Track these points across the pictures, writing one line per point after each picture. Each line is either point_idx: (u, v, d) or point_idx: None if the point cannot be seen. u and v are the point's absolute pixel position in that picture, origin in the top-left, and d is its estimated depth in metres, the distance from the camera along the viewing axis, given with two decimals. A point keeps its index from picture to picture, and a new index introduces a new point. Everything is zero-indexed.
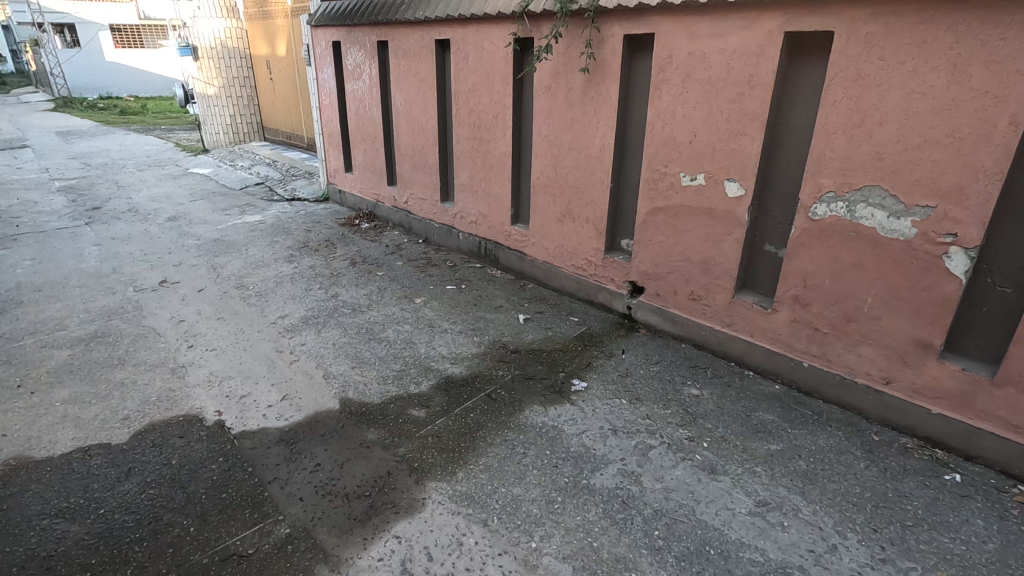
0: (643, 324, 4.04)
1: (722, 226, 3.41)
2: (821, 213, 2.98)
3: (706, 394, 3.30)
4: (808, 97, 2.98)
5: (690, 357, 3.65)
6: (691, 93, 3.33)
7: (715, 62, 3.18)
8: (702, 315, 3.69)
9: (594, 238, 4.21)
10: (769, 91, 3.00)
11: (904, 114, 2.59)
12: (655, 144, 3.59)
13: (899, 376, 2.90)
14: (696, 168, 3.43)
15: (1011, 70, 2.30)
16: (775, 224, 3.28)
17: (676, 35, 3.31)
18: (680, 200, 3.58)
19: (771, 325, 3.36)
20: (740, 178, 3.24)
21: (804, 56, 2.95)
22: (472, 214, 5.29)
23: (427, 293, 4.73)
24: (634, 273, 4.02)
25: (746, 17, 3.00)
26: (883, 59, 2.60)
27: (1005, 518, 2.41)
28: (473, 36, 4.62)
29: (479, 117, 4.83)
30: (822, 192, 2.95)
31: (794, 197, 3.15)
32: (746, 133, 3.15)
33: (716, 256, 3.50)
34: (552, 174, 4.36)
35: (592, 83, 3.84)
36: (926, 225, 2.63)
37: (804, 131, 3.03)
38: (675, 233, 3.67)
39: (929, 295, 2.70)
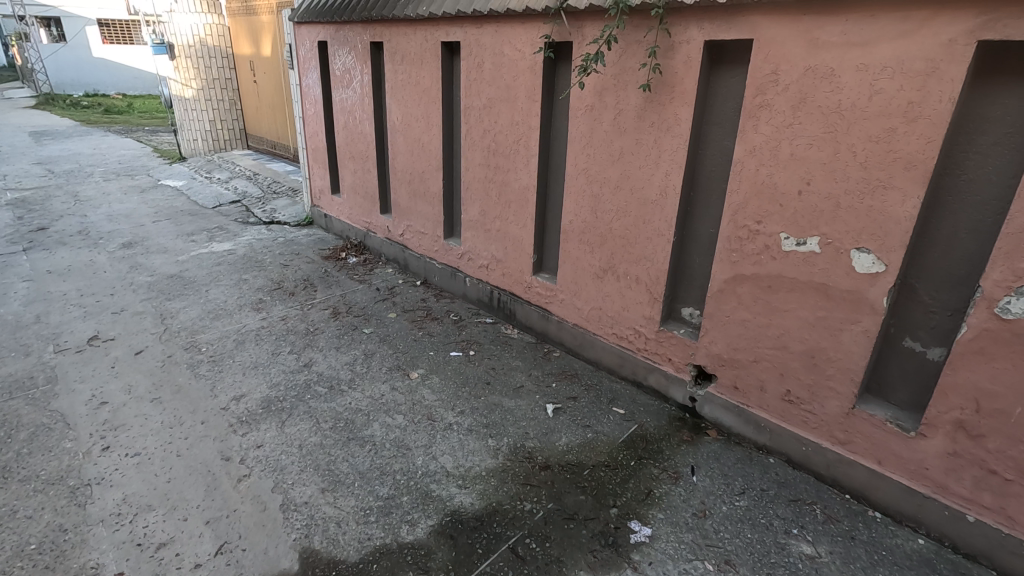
0: (713, 423, 3.08)
1: (843, 311, 2.43)
2: (1016, 311, 1.99)
3: (825, 556, 2.31)
4: (998, 138, 2.01)
5: (787, 484, 2.69)
6: (805, 125, 2.35)
7: (850, 82, 2.20)
8: (801, 424, 2.73)
9: (646, 304, 3.24)
10: (939, 127, 2.03)
11: None
12: (744, 192, 2.63)
13: None
14: (806, 228, 2.45)
15: None
16: (926, 313, 2.32)
17: (786, 42, 2.34)
18: (778, 269, 2.60)
19: (912, 454, 2.37)
20: (879, 250, 2.26)
21: (996, 78, 1.98)
22: (482, 256, 4.31)
23: (425, 363, 3.74)
24: (702, 356, 3.05)
25: (907, 18, 2.02)
26: None
27: None
28: (490, 39, 3.65)
29: (495, 140, 3.85)
30: (1022, 281, 1.96)
31: (963, 280, 2.20)
32: (896, 186, 2.17)
33: (829, 351, 2.52)
34: (590, 218, 3.39)
35: (654, 104, 2.87)
36: None
37: (988, 188, 2.07)
38: (768, 312, 2.70)
39: None
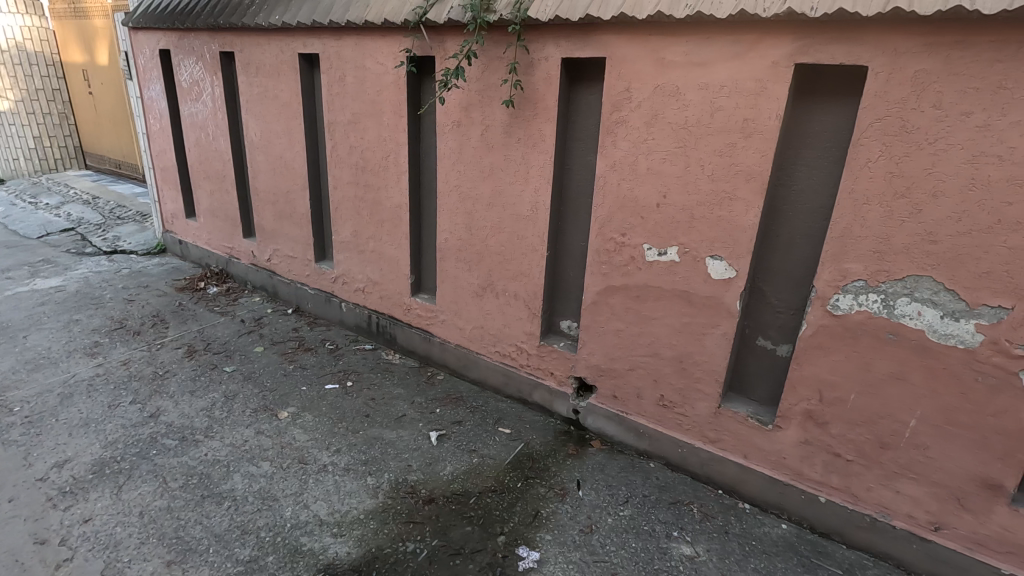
0: (597, 434, 3.11)
1: (704, 316, 2.56)
2: (844, 307, 2.20)
3: (704, 555, 2.39)
4: (819, 151, 2.23)
5: (666, 487, 2.76)
6: (658, 140, 2.46)
7: (694, 99, 2.32)
8: (676, 427, 2.82)
9: (526, 319, 3.21)
10: (771, 142, 2.20)
11: (969, 184, 1.87)
12: (609, 205, 2.69)
13: (953, 521, 2.18)
14: (667, 239, 2.56)
15: None
16: (773, 314, 2.51)
17: (636, 61, 2.43)
18: (644, 279, 2.69)
19: (772, 445, 2.54)
20: (730, 257, 2.41)
21: (813, 97, 2.19)
22: (358, 279, 4.07)
23: (296, 400, 3.42)
24: (582, 368, 3.08)
25: (737, 41, 2.18)
26: (940, 107, 1.87)
27: None
28: (350, 51, 3.46)
29: (363, 157, 3.66)
30: (846, 279, 2.17)
31: (801, 281, 2.40)
32: (739, 197, 2.32)
33: (695, 355, 2.64)
34: (466, 235, 3.31)
35: (519, 121, 2.86)
36: (998, 331, 1.93)
37: (816, 197, 2.28)
38: (639, 321, 2.78)
39: (1001, 423, 1.99)
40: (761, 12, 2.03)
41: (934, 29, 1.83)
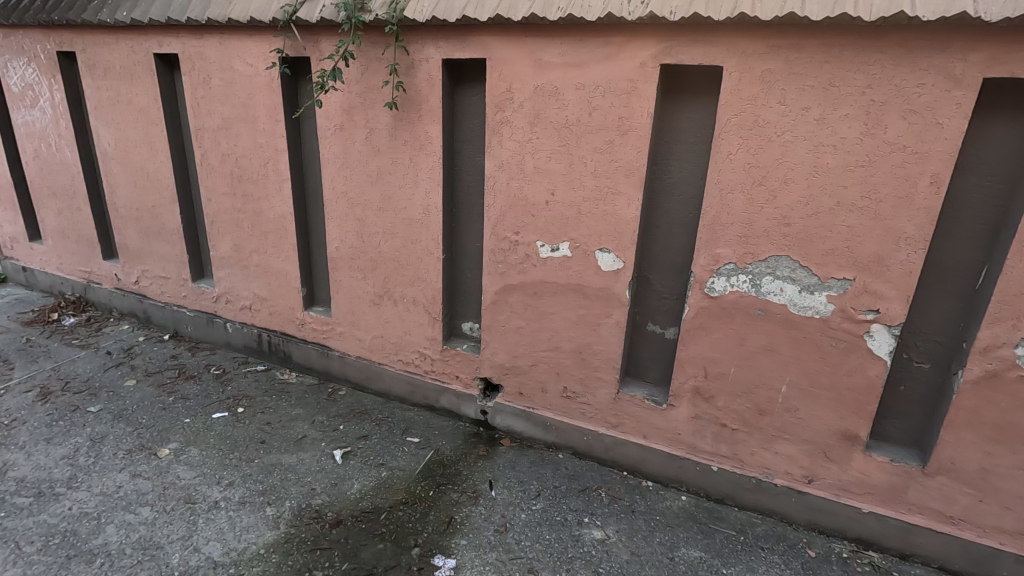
0: (506, 432, 3.13)
1: (598, 307, 2.66)
2: (719, 289, 2.38)
3: (614, 536, 2.48)
4: (688, 146, 2.40)
5: (575, 475, 2.84)
6: (542, 139, 2.52)
7: (573, 99, 2.41)
8: (580, 417, 2.91)
9: (427, 324, 3.16)
10: (645, 138, 2.32)
11: (813, 171, 2.09)
12: (500, 205, 2.71)
13: (822, 473, 2.44)
14: (558, 235, 2.63)
15: (931, 121, 1.90)
16: (659, 299, 2.66)
17: (515, 63, 2.47)
18: (540, 275, 2.74)
19: (667, 423, 2.69)
20: (617, 249, 2.52)
21: (679, 96, 2.35)
22: (243, 296, 3.79)
23: (179, 434, 3.11)
24: (487, 368, 3.08)
25: (608, 43, 2.28)
26: (784, 103, 2.07)
27: None
28: (214, 51, 3.20)
29: (238, 165, 3.40)
30: (719, 263, 2.35)
31: (681, 267, 2.57)
32: (621, 191, 2.44)
33: (593, 345, 2.74)
34: (358, 243, 3.19)
35: (404, 123, 2.80)
36: (845, 300, 2.18)
37: (688, 188, 2.46)
38: (538, 317, 2.83)
39: (853, 381, 2.26)
40: (627, 15, 2.15)
41: (774, 33, 2.02)
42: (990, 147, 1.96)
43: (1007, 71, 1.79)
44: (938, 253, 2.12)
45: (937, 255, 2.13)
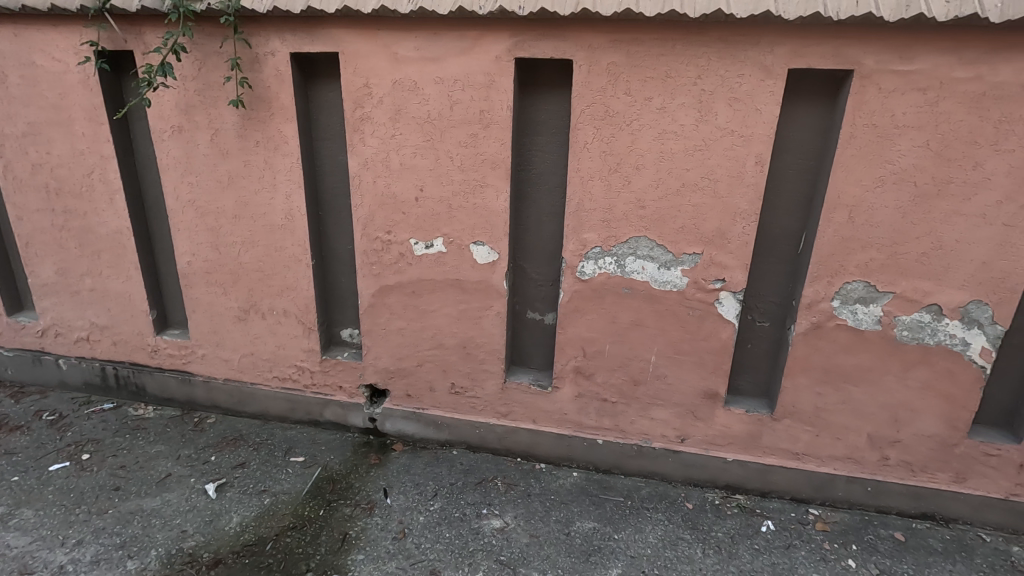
0: (398, 437, 3.05)
1: (477, 300, 2.68)
2: (589, 272, 2.50)
3: (512, 522, 2.53)
4: (548, 137, 2.49)
5: (471, 469, 2.85)
6: (406, 135, 2.47)
7: (433, 94, 2.38)
8: (470, 410, 2.92)
9: (302, 335, 2.98)
10: (507, 131, 2.37)
11: (660, 156, 2.27)
12: (369, 204, 2.62)
13: (693, 431, 2.67)
14: (431, 231, 2.60)
15: (752, 107, 2.15)
16: (536, 287, 2.75)
17: (370, 57, 2.39)
18: (417, 273, 2.70)
19: (554, 405, 2.79)
20: (490, 241, 2.55)
21: (536, 88, 2.42)
22: (77, 326, 3.29)
23: (5, 497, 2.63)
24: (371, 374, 2.98)
25: (462, 37, 2.28)
26: (630, 94, 2.22)
27: (827, 559, 2.37)
28: (7, 43, 2.72)
29: (54, 176, 2.94)
30: (586, 248, 2.47)
31: (553, 254, 2.67)
32: (489, 184, 2.47)
33: (476, 338, 2.76)
34: (213, 255, 2.91)
35: (253, 122, 2.59)
36: (697, 272, 2.40)
37: (553, 178, 2.55)
38: (419, 315, 2.78)
39: (709, 344, 2.50)
40: (477, 9, 2.16)
41: (615, 28, 2.15)
42: (799, 129, 2.26)
43: (806, 63, 2.06)
44: (767, 224, 2.41)
45: (767, 226, 2.41)
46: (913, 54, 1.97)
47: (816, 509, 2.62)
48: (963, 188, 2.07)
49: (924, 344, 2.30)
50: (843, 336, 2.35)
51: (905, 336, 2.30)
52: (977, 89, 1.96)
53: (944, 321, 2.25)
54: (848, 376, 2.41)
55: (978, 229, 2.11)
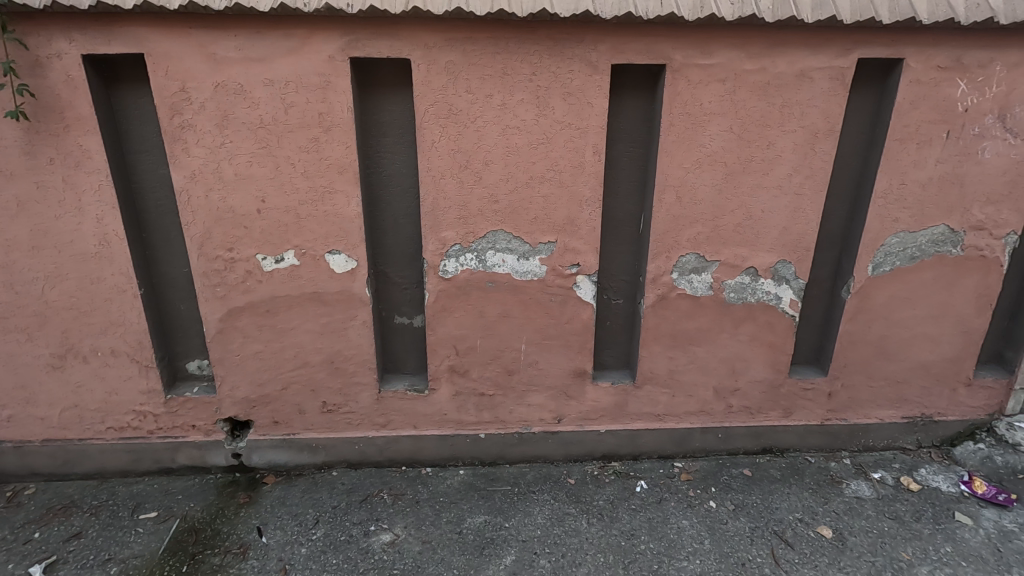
0: (268, 469, 2.82)
1: (340, 311, 2.56)
2: (452, 270, 2.51)
3: (402, 533, 2.47)
4: (395, 137, 2.44)
5: (354, 487, 2.73)
6: (238, 142, 2.27)
7: (263, 97, 2.22)
8: (346, 427, 2.79)
9: (138, 375, 2.62)
10: (350, 133, 2.28)
11: (506, 151, 2.34)
12: (203, 221, 2.37)
13: (567, 410, 2.81)
14: (280, 244, 2.43)
15: (584, 101, 2.29)
16: (401, 291, 2.70)
17: (184, 58, 2.15)
18: (268, 290, 2.50)
19: (433, 407, 2.76)
20: (346, 248, 2.45)
21: (375, 89, 2.36)
22: None
23: None
24: (229, 406, 2.71)
25: (288, 36, 2.15)
26: (471, 92, 2.25)
27: (693, 504, 2.63)
28: None
29: None
30: (446, 246, 2.47)
31: (414, 256, 2.64)
32: (338, 189, 2.36)
33: (343, 351, 2.63)
34: (8, 296, 2.44)
35: (43, 137, 2.21)
36: (553, 260, 2.52)
37: (404, 179, 2.51)
38: (277, 335, 2.59)
39: (573, 326, 2.64)
40: (302, 6, 2.05)
41: (448, 27, 2.16)
42: (627, 119, 2.46)
43: (626, 58, 2.24)
44: (610, 209, 2.60)
45: (610, 211, 2.60)
46: (711, 49, 2.23)
47: (680, 462, 2.89)
48: (762, 165, 2.41)
49: (747, 303, 2.64)
50: (684, 304, 2.62)
51: (733, 297, 2.62)
52: (763, 79, 2.28)
53: (761, 281, 2.60)
54: (692, 339, 2.69)
55: (776, 199, 2.46)
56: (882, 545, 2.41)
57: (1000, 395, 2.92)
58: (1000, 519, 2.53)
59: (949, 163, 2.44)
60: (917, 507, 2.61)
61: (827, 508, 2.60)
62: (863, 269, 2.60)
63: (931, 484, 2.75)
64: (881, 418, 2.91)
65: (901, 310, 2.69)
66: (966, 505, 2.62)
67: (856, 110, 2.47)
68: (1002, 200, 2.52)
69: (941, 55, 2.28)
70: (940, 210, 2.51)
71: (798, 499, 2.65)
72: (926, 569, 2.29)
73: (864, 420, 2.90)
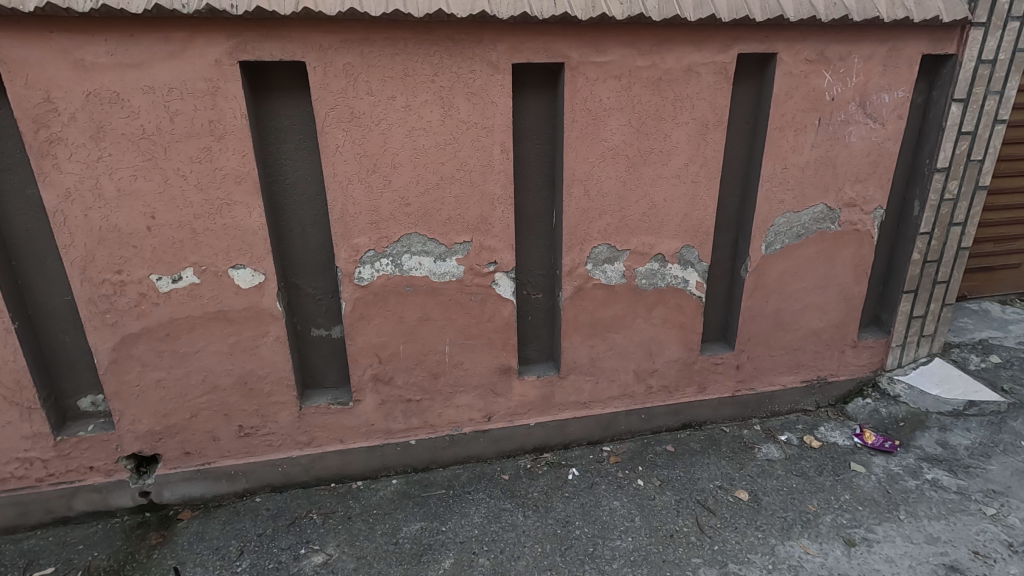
0: (182, 504, 2.63)
1: (249, 328, 2.43)
2: (367, 276, 2.45)
3: (336, 552, 2.39)
4: (296, 144, 2.35)
5: (281, 511, 2.60)
6: (118, 155, 2.10)
7: (143, 106, 2.06)
8: (267, 450, 2.65)
9: (19, 419, 2.36)
10: (246, 141, 2.17)
11: (414, 153, 2.32)
12: (84, 242, 2.17)
13: (496, 407, 2.83)
14: (176, 263, 2.27)
15: (487, 100, 2.31)
16: (314, 302, 2.60)
17: (45, 65, 1.95)
18: (167, 313, 2.33)
19: (358, 419, 2.69)
20: (251, 262, 2.33)
21: (270, 93, 2.26)
22: None
23: None
24: (131, 441, 2.50)
25: (167, 39, 2.01)
26: (372, 94, 2.21)
27: (623, 485, 2.73)
28: None
29: None
30: (360, 253, 2.41)
31: (326, 265, 2.55)
32: (236, 201, 2.24)
33: (256, 370, 2.50)
34: None
35: None
36: (470, 259, 2.52)
37: (309, 186, 2.42)
38: (181, 360, 2.42)
39: (494, 323, 2.66)
40: (181, 8, 1.93)
41: (342, 28, 2.11)
42: (531, 117, 2.51)
43: (524, 57, 2.28)
44: (522, 205, 2.64)
45: (523, 207, 2.64)
46: (605, 47, 2.33)
47: (608, 446, 3.00)
48: (660, 156, 2.54)
49: (658, 288, 2.77)
50: (600, 293, 2.71)
51: (645, 283, 2.75)
52: (654, 75, 2.40)
53: (668, 266, 2.74)
54: (609, 327, 2.79)
55: (675, 188, 2.61)
56: (792, 500, 2.62)
57: (880, 353, 3.26)
58: (888, 464, 2.83)
59: (822, 147, 2.69)
60: (819, 462, 2.86)
61: (743, 472, 2.79)
62: (757, 249, 2.81)
63: (830, 440, 3.02)
64: (784, 384, 3.16)
65: (792, 284, 2.93)
66: (860, 455, 2.90)
67: (740, 102, 2.66)
68: (869, 178, 2.81)
69: (807, 49, 2.50)
70: (818, 190, 2.77)
71: (717, 468, 2.83)
72: (830, 517, 2.52)
73: (770, 388, 3.14)
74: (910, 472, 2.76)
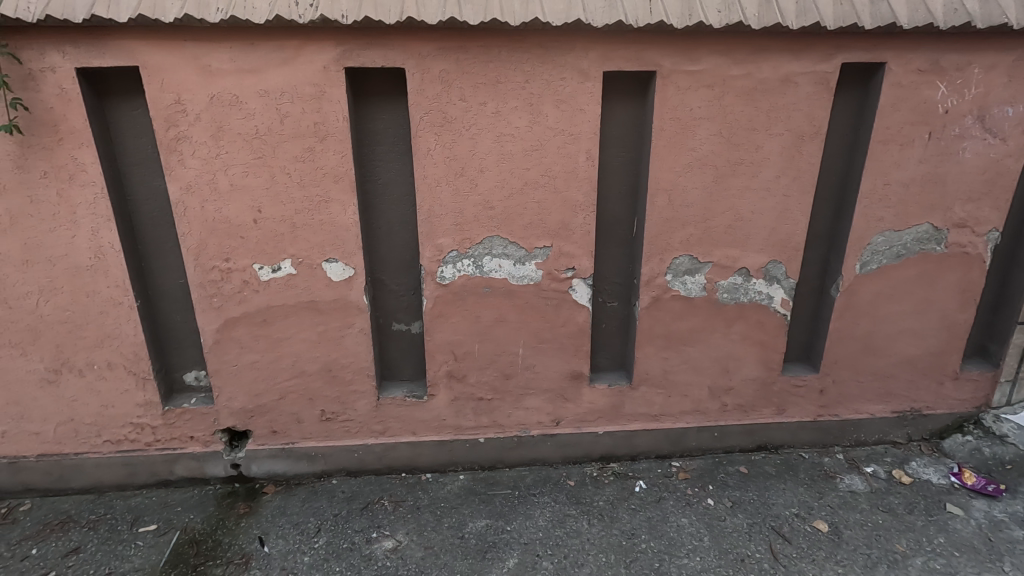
0: (267, 478, 2.82)
1: (337, 319, 2.57)
2: (449, 276, 2.53)
3: (405, 539, 2.48)
4: (389, 146, 2.46)
5: (355, 495, 2.73)
6: (233, 152, 2.28)
7: (258, 108, 2.24)
8: (345, 435, 2.79)
9: (135, 388, 2.61)
10: (346, 143, 2.31)
11: (500, 158, 2.37)
12: (199, 231, 2.37)
13: (565, 412, 2.84)
14: (276, 254, 2.44)
15: (576, 108, 2.33)
16: (396, 297, 2.71)
17: (178, 70, 2.16)
18: (265, 300, 2.51)
19: (431, 413, 2.78)
20: (343, 256, 2.47)
21: (369, 98, 2.38)
22: None
23: None
24: (226, 416, 2.71)
25: (282, 48, 2.17)
26: (464, 100, 2.28)
27: (692, 503, 2.66)
28: None
29: None
30: (443, 253, 2.49)
31: (410, 263, 2.66)
32: (333, 198, 2.38)
33: (341, 359, 2.64)
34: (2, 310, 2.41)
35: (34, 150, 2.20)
36: (549, 264, 2.55)
37: (399, 186, 2.53)
38: (274, 344, 2.59)
39: (568, 329, 2.67)
40: (297, 18, 2.07)
41: (441, 37, 2.19)
42: (618, 125, 2.50)
43: (615, 65, 2.29)
44: (603, 213, 2.63)
45: (603, 215, 2.64)
46: (700, 56, 2.29)
47: (677, 461, 2.93)
48: (750, 168, 2.46)
49: (739, 303, 2.69)
50: (678, 305, 2.66)
51: (726, 297, 2.67)
52: (749, 84, 2.34)
53: (753, 281, 2.65)
54: (685, 340, 2.73)
55: (763, 201, 2.52)
56: (877, 537, 2.46)
57: (985, 387, 2.99)
58: (990, 509, 2.60)
59: (930, 163, 2.51)
60: (909, 499, 2.66)
61: (823, 502, 2.65)
62: (850, 268, 2.66)
63: (922, 476, 2.81)
64: (872, 412, 2.97)
65: (888, 307, 2.75)
66: (957, 496, 2.68)
67: (840, 114, 2.53)
68: (983, 197, 2.60)
69: (920, 59, 2.35)
70: (923, 208, 2.58)
71: (793, 494, 2.70)
72: (921, 560, 2.34)
73: (855, 415, 2.96)
74: (1016, 521, 2.52)
